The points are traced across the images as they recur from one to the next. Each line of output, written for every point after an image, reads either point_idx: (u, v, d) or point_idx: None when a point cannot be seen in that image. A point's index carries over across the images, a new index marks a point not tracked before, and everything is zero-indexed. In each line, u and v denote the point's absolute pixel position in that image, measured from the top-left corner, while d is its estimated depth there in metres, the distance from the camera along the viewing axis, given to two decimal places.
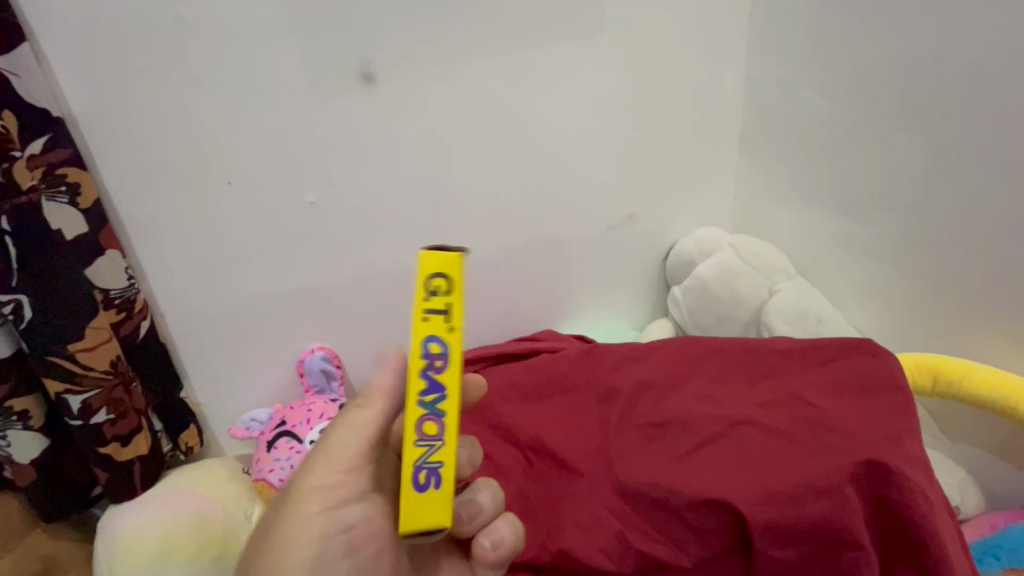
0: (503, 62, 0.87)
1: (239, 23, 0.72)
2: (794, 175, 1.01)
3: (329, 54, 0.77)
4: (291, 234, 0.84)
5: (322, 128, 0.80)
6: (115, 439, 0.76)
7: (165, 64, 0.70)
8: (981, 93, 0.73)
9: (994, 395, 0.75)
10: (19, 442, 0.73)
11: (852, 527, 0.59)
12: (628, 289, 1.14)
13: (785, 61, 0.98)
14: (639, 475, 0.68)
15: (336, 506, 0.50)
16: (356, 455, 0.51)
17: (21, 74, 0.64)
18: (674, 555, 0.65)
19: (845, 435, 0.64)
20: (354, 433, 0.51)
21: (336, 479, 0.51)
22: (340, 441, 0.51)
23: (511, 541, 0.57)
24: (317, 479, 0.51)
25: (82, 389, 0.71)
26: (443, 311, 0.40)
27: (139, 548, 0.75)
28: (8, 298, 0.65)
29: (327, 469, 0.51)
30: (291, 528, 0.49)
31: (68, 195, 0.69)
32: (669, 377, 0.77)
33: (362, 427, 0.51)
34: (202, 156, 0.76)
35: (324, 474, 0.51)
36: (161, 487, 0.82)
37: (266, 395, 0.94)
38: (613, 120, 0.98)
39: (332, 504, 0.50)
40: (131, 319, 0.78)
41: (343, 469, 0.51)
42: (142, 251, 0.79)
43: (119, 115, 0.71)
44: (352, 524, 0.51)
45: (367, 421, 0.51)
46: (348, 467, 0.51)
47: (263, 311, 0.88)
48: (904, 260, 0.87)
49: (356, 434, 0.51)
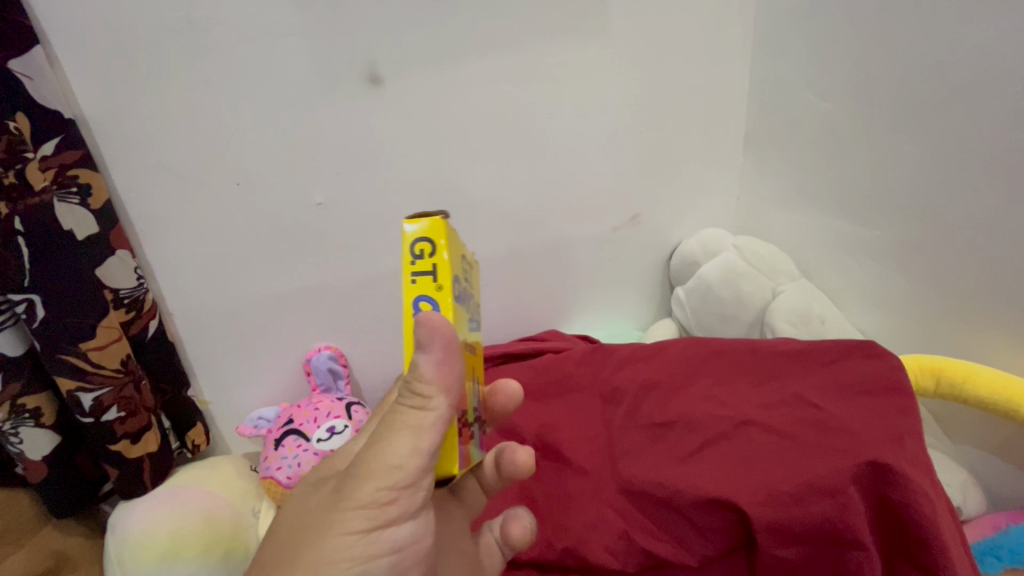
0: (509, 64, 0.87)
1: (248, 25, 0.72)
2: (797, 176, 1.02)
3: (336, 56, 0.77)
4: (298, 235, 0.85)
5: (329, 130, 0.81)
6: (125, 436, 0.77)
7: (175, 65, 0.71)
8: (986, 96, 0.73)
9: (996, 396, 0.75)
10: (31, 439, 0.73)
11: (855, 528, 0.59)
12: (631, 289, 1.15)
13: (790, 63, 0.98)
14: (645, 475, 0.69)
15: (384, 521, 0.46)
16: (415, 469, 0.44)
17: (35, 76, 0.64)
18: (678, 553, 0.66)
19: (848, 436, 0.64)
20: (414, 444, 0.43)
21: (390, 492, 0.45)
22: (394, 447, 0.44)
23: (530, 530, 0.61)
24: (369, 488, 0.45)
25: (93, 386, 0.72)
26: (424, 272, 0.41)
27: (148, 545, 0.76)
28: (21, 297, 0.66)
29: (378, 480, 0.45)
30: (337, 540, 0.45)
31: (80, 195, 0.70)
32: (673, 377, 0.78)
33: (420, 438, 0.43)
34: (211, 157, 0.77)
35: (374, 489, 0.45)
36: (170, 485, 0.83)
37: (273, 393, 0.95)
38: (617, 121, 0.99)
39: (380, 518, 0.45)
40: (140, 319, 0.79)
41: (399, 481, 0.45)
42: (152, 250, 0.79)
43: (129, 115, 0.72)
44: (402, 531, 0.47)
45: (426, 428, 0.43)
46: (400, 481, 0.44)
47: (270, 310, 0.89)
48: (907, 262, 0.88)
49: (415, 443, 0.44)
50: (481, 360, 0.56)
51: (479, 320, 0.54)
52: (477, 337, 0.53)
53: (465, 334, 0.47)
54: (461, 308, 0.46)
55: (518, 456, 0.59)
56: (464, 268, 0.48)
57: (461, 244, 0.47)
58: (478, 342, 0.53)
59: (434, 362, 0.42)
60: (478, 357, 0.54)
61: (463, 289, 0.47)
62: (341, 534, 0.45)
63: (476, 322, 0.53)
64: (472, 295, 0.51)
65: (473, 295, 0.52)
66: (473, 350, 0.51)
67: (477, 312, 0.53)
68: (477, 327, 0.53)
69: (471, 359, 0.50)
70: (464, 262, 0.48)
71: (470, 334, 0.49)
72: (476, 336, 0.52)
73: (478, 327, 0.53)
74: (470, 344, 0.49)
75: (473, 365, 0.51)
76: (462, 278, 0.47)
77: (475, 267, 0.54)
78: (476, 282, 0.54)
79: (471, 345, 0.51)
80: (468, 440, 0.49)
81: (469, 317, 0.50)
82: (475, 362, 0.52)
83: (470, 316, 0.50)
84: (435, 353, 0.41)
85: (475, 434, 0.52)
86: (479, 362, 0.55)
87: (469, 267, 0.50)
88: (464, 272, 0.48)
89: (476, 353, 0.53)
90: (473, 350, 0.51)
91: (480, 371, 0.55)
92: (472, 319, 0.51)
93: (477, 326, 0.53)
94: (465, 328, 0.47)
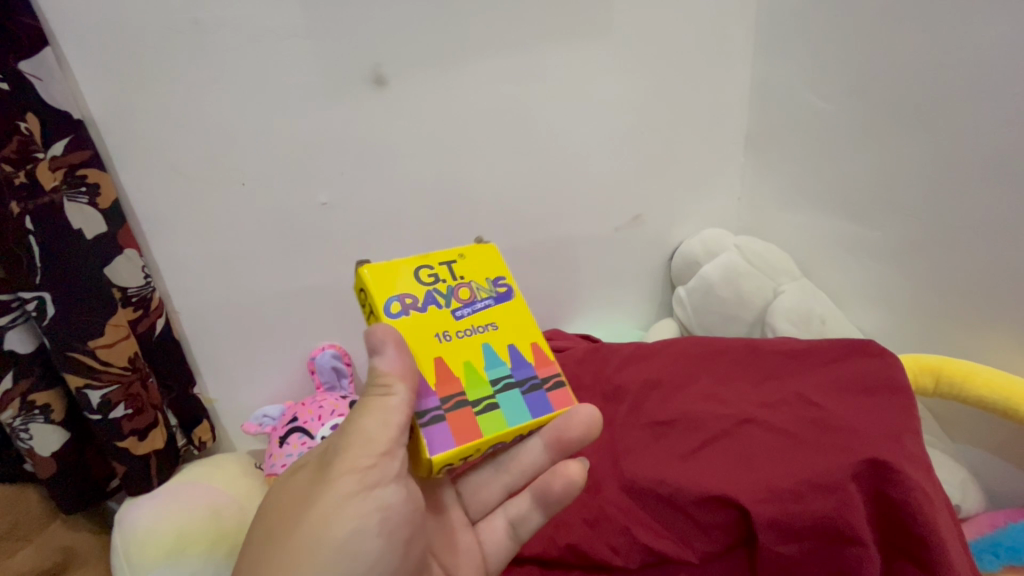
0: (512, 65, 0.88)
1: (255, 28, 0.73)
2: (798, 177, 1.03)
3: (340, 58, 0.78)
4: (303, 234, 0.86)
5: (334, 132, 0.81)
6: (133, 433, 0.77)
7: (182, 67, 0.72)
8: (985, 98, 0.74)
9: (994, 396, 0.76)
10: (41, 435, 0.74)
11: (854, 523, 0.59)
12: (633, 289, 1.16)
13: (791, 64, 0.98)
14: (647, 472, 0.70)
15: (367, 488, 0.47)
16: (389, 441, 0.47)
17: (44, 78, 0.65)
18: (679, 549, 0.66)
19: (847, 434, 0.65)
20: (385, 415, 0.47)
21: (369, 464, 0.47)
22: (369, 419, 0.47)
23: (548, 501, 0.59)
24: (348, 462, 0.47)
25: (101, 384, 0.73)
26: (369, 309, 0.53)
27: (155, 541, 0.77)
28: (32, 295, 0.67)
29: (357, 452, 0.47)
30: (323, 516, 0.46)
31: (88, 195, 0.70)
32: (675, 376, 0.79)
33: (389, 414, 0.47)
34: (218, 157, 0.78)
35: (355, 458, 0.47)
36: (177, 481, 0.84)
37: (278, 391, 0.96)
38: (619, 122, 0.99)
39: (362, 490, 0.47)
40: (147, 317, 0.79)
41: (377, 450, 0.47)
42: (158, 250, 0.80)
43: (137, 117, 0.72)
44: (388, 506, 0.47)
45: (395, 402, 0.47)
46: (379, 449, 0.47)
47: (276, 309, 0.90)
48: (907, 262, 0.89)
49: (386, 413, 0.47)
50: (527, 325, 0.57)
51: (499, 296, 0.57)
52: (491, 314, 0.56)
53: (441, 329, 0.53)
54: (421, 312, 0.52)
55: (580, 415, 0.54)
56: (425, 274, 0.54)
57: (414, 258, 0.55)
58: (496, 318, 0.56)
59: (389, 356, 0.48)
60: (509, 328, 0.56)
61: (425, 294, 0.53)
62: (325, 507, 0.46)
63: (490, 301, 0.56)
64: (464, 284, 0.55)
65: (470, 281, 0.56)
66: (483, 328, 0.54)
67: (486, 292, 0.56)
68: (492, 304, 0.56)
69: (475, 339, 0.54)
70: (426, 268, 0.55)
71: (462, 322, 0.54)
72: (488, 315, 0.55)
73: (494, 304, 0.56)
74: (465, 330, 0.54)
75: (485, 342, 0.54)
76: (424, 284, 0.54)
77: (472, 256, 0.57)
78: (483, 265, 0.57)
79: (475, 327, 0.54)
80: (488, 414, 0.51)
81: (457, 307, 0.54)
82: (491, 338, 0.55)
83: (462, 305, 0.55)
84: (387, 350, 0.48)
85: (508, 403, 0.52)
86: (519, 329, 0.56)
87: (446, 265, 0.56)
88: (428, 276, 0.54)
89: (498, 329, 0.55)
90: (482, 330, 0.55)
91: (523, 336, 0.56)
92: (474, 304, 0.55)
93: (488, 305, 0.56)
94: (441, 323, 0.53)
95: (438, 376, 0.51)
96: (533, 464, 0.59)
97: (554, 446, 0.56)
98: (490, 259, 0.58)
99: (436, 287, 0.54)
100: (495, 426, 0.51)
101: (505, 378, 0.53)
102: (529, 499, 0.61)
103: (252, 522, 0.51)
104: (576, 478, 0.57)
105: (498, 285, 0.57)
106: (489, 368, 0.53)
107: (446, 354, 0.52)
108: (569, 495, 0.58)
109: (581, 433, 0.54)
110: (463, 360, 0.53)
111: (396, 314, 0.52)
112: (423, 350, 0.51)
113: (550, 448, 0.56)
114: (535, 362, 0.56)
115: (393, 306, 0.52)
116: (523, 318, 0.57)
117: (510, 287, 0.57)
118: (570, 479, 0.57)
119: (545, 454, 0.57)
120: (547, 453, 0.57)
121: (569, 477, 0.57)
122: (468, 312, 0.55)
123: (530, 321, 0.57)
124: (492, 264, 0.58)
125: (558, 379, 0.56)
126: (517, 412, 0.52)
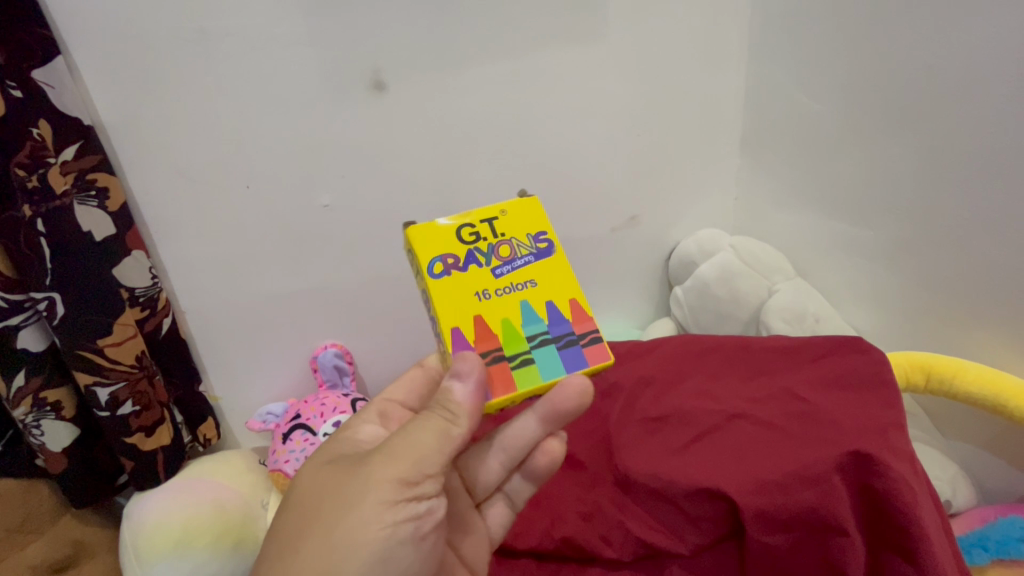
0: (509, 70, 0.90)
1: (257, 35, 0.75)
2: (792, 178, 1.04)
3: (342, 64, 0.80)
4: (306, 236, 0.88)
5: (335, 135, 0.84)
6: (140, 430, 0.80)
7: (187, 73, 0.74)
8: (972, 100, 0.75)
9: (984, 392, 0.77)
10: (52, 431, 0.76)
11: (838, 513, 0.61)
12: (630, 289, 1.18)
13: (785, 66, 1.00)
14: (640, 466, 0.71)
15: (407, 500, 0.46)
16: (440, 462, 0.47)
17: (56, 86, 0.68)
18: (671, 542, 0.68)
19: (833, 428, 0.67)
20: (442, 435, 0.47)
21: (415, 477, 0.46)
22: (423, 434, 0.47)
23: (544, 466, 0.60)
24: (390, 470, 0.46)
25: (110, 381, 0.75)
26: (417, 270, 0.53)
27: (163, 532, 0.79)
28: (42, 296, 0.69)
29: (405, 461, 0.46)
30: (362, 518, 0.45)
31: (98, 198, 0.73)
32: (667, 373, 0.81)
33: (447, 436, 0.48)
34: (225, 162, 0.80)
35: (398, 467, 0.46)
36: (183, 476, 0.86)
37: (282, 388, 0.99)
38: (615, 125, 1.01)
39: (401, 500, 0.46)
40: (155, 317, 0.82)
41: (426, 465, 0.47)
42: (165, 252, 0.82)
43: (145, 123, 0.75)
44: (422, 519, 0.47)
45: (455, 424, 0.48)
46: (427, 463, 0.47)
47: (279, 309, 0.92)
48: (898, 261, 0.90)
49: (444, 432, 0.48)
50: (570, 280, 0.53)
51: (541, 253, 0.53)
52: (531, 272, 0.53)
53: (481, 288, 0.51)
54: (461, 272, 0.51)
55: (569, 383, 0.49)
56: (466, 231, 0.53)
57: (456, 215, 0.53)
58: (537, 274, 0.53)
59: (467, 389, 0.48)
60: (551, 285, 0.53)
61: (465, 253, 0.52)
62: (362, 513, 0.45)
63: (530, 258, 0.53)
64: (505, 242, 0.53)
65: (511, 238, 0.53)
66: (522, 286, 0.52)
67: (526, 249, 0.53)
68: (532, 261, 0.53)
69: (512, 297, 0.52)
70: (468, 226, 0.53)
71: (502, 280, 0.52)
72: (528, 272, 0.53)
73: (534, 261, 0.53)
74: (504, 288, 0.52)
75: (523, 299, 0.52)
76: (464, 243, 0.52)
77: (515, 209, 0.54)
78: (526, 219, 0.54)
79: (515, 285, 0.52)
80: (523, 369, 0.50)
81: (497, 265, 0.52)
82: (530, 295, 0.52)
83: (501, 263, 0.53)
84: (468, 382, 0.48)
85: (544, 359, 0.51)
86: (561, 284, 0.53)
87: (488, 221, 0.54)
88: (470, 235, 0.53)
89: (538, 286, 0.53)
90: (521, 288, 0.52)
91: (563, 291, 0.53)
92: (514, 262, 0.53)
93: (528, 263, 0.53)
94: (480, 282, 0.52)
95: (477, 333, 0.50)
96: (529, 440, 0.56)
97: (552, 419, 0.53)
98: (534, 212, 0.55)
99: (477, 246, 0.52)
100: (529, 382, 0.50)
101: (541, 334, 0.51)
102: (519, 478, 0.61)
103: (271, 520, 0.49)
104: (561, 452, 0.60)
105: (539, 241, 0.54)
106: (527, 324, 0.51)
107: (485, 312, 0.51)
108: (553, 468, 0.60)
109: (575, 402, 0.49)
110: (501, 317, 0.51)
111: (437, 274, 0.51)
112: (463, 309, 0.51)
113: (545, 422, 0.54)
114: (573, 317, 0.52)
115: (436, 267, 0.51)
116: (566, 276, 0.53)
117: (551, 243, 0.54)
118: (554, 454, 0.60)
119: (540, 427, 0.55)
120: (544, 429, 0.55)
121: (551, 452, 0.60)
122: (509, 270, 0.52)
123: (574, 277, 0.53)
124: (535, 217, 0.54)
125: (598, 335, 0.52)
126: (554, 367, 0.50)
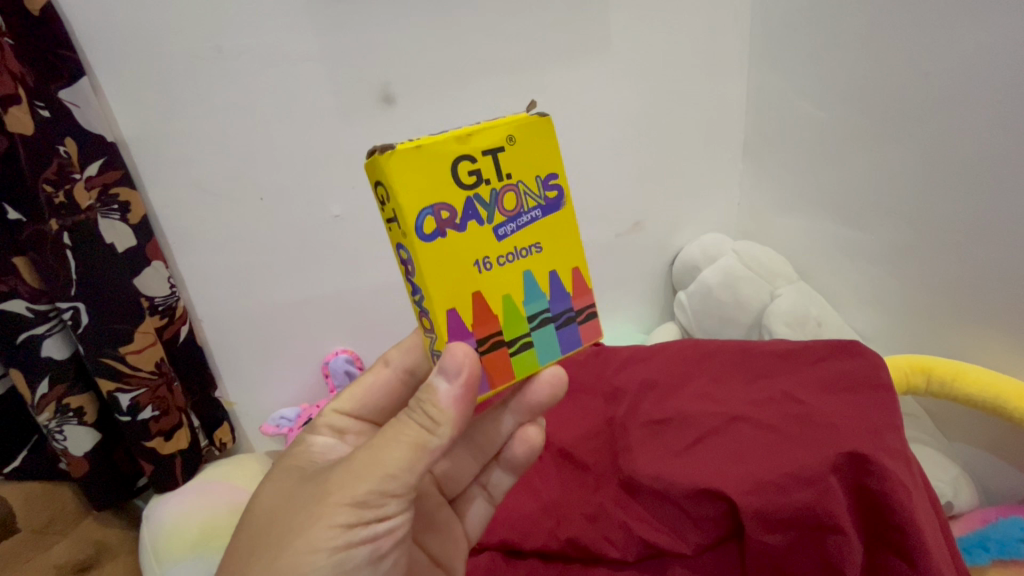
0: (515, 82, 0.92)
1: (273, 53, 0.78)
2: (795, 183, 1.06)
3: (353, 79, 0.83)
4: (319, 245, 0.91)
5: (346, 147, 0.86)
6: (160, 434, 0.83)
7: (205, 90, 0.77)
8: (966, 109, 0.76)
9: (984, 394, 0.78)
10: (75, 436, 0.79)
11: (834, 513, 0.63)
12: (636, 294, 1.20)
13: (785, 73, 1.02)
14: (644, 468, 0.73)
15: (364, 522, 0.46)
16: (406, 484, 0.46)
17: (81, 104, 0.71)
18: (675, 542, 0.69)
19: (828, 429, 0.68)
20: (412, 453, 0.46)
21: (377, 499, 0.46)
22: (393, 452, 0.46)
23: (522, 456, 0.62)
24: (352, 491, 0.46)
25: (131, 387, 0.78)
26: (394, 216, 0.44)
27: (181, 534, 0.82)
28: (67, 305, 0.72)
29: (370, 482, 0.46)
30: (312, 540, 0.45)
31: (120, 212, 0.77)
32: (671, 378, 0.83)
33: (420, 454, 0.46)
34: (240, 174, 0.83)
35: (359, 488, 0.46)
36: (201, 480, 0.89)
37: (295, 394, 1.01)
38: (619, 132, 1.04)
39: (358, 523, 0.46)
40: (173, 324, 0.85)
41: (392, 485, 0.46)
42: (182, 262, 0.85)
43: (165, 138, 0.78)
44: (377, 540, 0.47)
45: (426, 443, 0.46)
46: (393, 483, 0.46)
47: (291, 316, 0.95)
48: (898, 265, 0.92)
49: (416, 450, 0.46)
50: (574, 244, 0.49)
51: (549, 205, 0.48)
52: (537, 232, 0.48)
53: (481, 255, 0.46)
54: (459, 232, 0.45)
55: (545, 379, 0.52)
56: (465, 172, 0.44)
57: (452, 143, 0.44)
58: (542, 237, 0.48)
59: (451, 390, 0.45)
60: (555, 250, 0.49)
61: (465, 204, 0.45)
62: (313, 533, 0.45)
63: (537, 213, 0.47)
64: (510, 188, 0.46)
65: (518, 182, 0.46)
66: (527, 251, 0.47)
67: (535, 200, 0.47)
68: (539, 217, 0.48)
69: (516, 266, 0.47)
70: (467, 162, 0.44)
71: (504, 244, 0.47)
72: (534, 233, 0.48)
73: (541, 217, 0.48)
74: (508, 255, 0.47)
75: (526, 269, 0.48)
76: (464, 190, 0.44)
77: (523, 140, 0.46)
78: (535, 156, 0.47)
79: (519, 250, 0.47)
80: (521, 356, 0.49)
81: (501, 222, 0.46)
82: (534, 263, 0.48)
83: (506, 219, 0.46)
84: (454, 381, 0.45)
85: (543, 340, 0.49)
86: (565, 251, 0.49)
87: (491, 156, 0.45)
88: (469, 176, 0.44)
89: (543, 251, 0.48)
90: (525, 253, 0.48)
91: (568, 260, 0.49)
92: (519, 217, 0.47)
93: (533, 220, 0.47)
94: (482, 247, 0.46)
95: (475, 314, 0.46)
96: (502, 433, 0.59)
97: (523, 412, 0.56)
98: (542, 145, 0.47)
99: (478, 193, 0.45)
100: (526, 368, 0.49)
101: (542, 313, 0.49)
102: (500, 468, 0.63)
103: (240, 520, 0.51)
104: (539, 440, 0.61)
105: (548, 188, 0.48)
106: (530, 301, 0.48)
107: (486, 286, 0.46)
108: (533, 457, 0.62)
109: (548, 394, 0.53)
110: (503, 291, 0.47)
111: (432, 234, 0.44)
112: (461, 283, 0.45)
113: (517, 414, 0.57)
114: (574, 291, 0.50)
115: (428, 222, 0.43)
116: (570, 238, 0.49)
117: (560, 192, 0.48)
118: (533, 442, 0.61)
119: (513, 420, 0.58)
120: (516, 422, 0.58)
121: (530, 440, 0.61)
122: (512, 229, 0.47)
123: (577, 239, 0.49)
124: (541, 152, 0.47)
125: (593, 310, 0.51)
126: (549, 348, 0.50)
